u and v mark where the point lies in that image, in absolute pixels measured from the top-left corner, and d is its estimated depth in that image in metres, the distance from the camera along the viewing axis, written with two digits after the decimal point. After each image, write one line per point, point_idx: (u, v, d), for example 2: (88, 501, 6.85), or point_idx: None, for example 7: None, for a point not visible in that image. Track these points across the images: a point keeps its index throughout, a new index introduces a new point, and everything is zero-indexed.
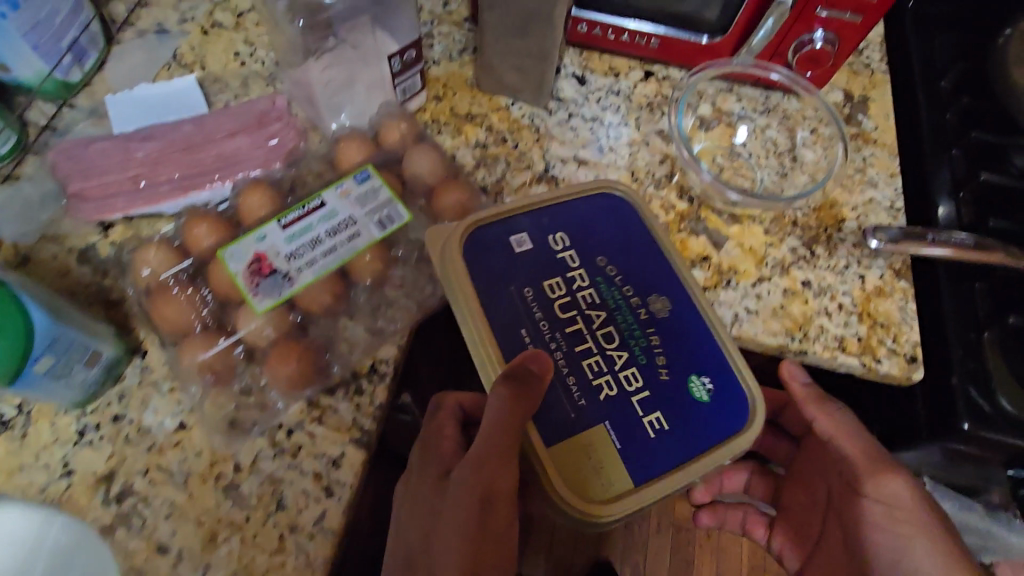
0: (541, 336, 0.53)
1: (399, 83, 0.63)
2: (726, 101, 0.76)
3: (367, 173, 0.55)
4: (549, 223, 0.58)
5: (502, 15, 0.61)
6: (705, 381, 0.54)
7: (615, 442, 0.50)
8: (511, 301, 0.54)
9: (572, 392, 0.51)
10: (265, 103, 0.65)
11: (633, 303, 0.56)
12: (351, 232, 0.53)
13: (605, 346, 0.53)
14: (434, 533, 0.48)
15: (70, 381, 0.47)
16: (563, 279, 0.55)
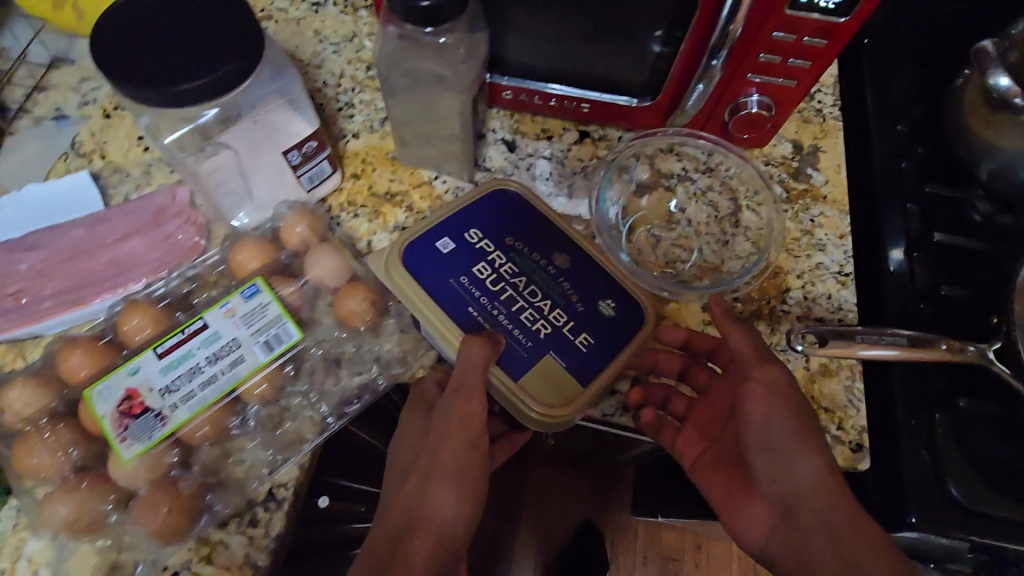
0: (484, 304, 0.55)
1: (303, 174, 0.60)
2: (666, 161, 0.73)
3: (255, 288, 0.51)
4: (462, 220, 0.58)
5: (404, 102, 0.58)
6: (607, 300, 0.56)
7: (561, 359, 0.53)
8: (451, 291, 0.55)
9: (516, 337, 0.54)
10: (165, 197, 0.62)
11: (542, 264, 0.57)
12: (233, 358, 0.50)
13: (526, 297, 0.55)
14: (426, 457, 0.52)
15: None
16: (487, 261, 0.56)
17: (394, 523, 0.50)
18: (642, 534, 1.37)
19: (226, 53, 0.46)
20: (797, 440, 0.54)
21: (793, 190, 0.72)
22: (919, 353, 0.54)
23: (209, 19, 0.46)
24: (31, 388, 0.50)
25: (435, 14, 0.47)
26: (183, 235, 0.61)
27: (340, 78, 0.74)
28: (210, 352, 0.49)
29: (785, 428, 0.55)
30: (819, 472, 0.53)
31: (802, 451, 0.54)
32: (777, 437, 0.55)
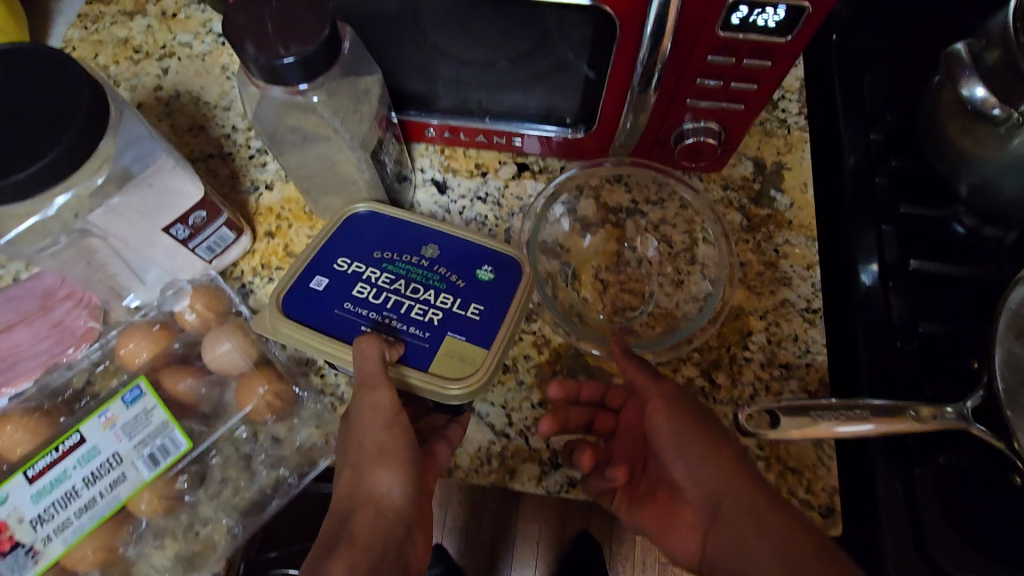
0: (376, 321, 0.48)
1: (198, 245, 0.53)
2: (613, 194, 0.66)
3: (137, 392, 0.46)
4: (327, 251, 0.52)
5: (300, 160, 0.51)
6: (485, 266, 0.52)
7: (460, 335, 0.48)
8: (342, 321, 0.49)
9: (410, 332, 0.48)
10: (54, 278, 0.56)
11: (408, 261, 0.52)
12: (113, 478, 0.44)
13: (408, 295, 0.50)
14: (354, 440, 0.45)
15: None
16: (364, 280, 0.50)
17: (338, 507, 0.43)
18: (641, 542, 1.29)
19: (52, 136, 0.38)
20: (705, 444, 0.50)
21: (755, 217, 0.66)
22: (897, 426, 0.49)
23: (30, 96, 0.39)
24: None
25: (298, 72, 0.40)
26: (75, 319, 0.55)
27: (251, 121, 0.68)
28: (88, 473, 0.44)
29: (694, 438, 0.50)
30: (728, 474, 0.48)
31: (710, 452, 0.49)
32: (687, 445, 0.50)
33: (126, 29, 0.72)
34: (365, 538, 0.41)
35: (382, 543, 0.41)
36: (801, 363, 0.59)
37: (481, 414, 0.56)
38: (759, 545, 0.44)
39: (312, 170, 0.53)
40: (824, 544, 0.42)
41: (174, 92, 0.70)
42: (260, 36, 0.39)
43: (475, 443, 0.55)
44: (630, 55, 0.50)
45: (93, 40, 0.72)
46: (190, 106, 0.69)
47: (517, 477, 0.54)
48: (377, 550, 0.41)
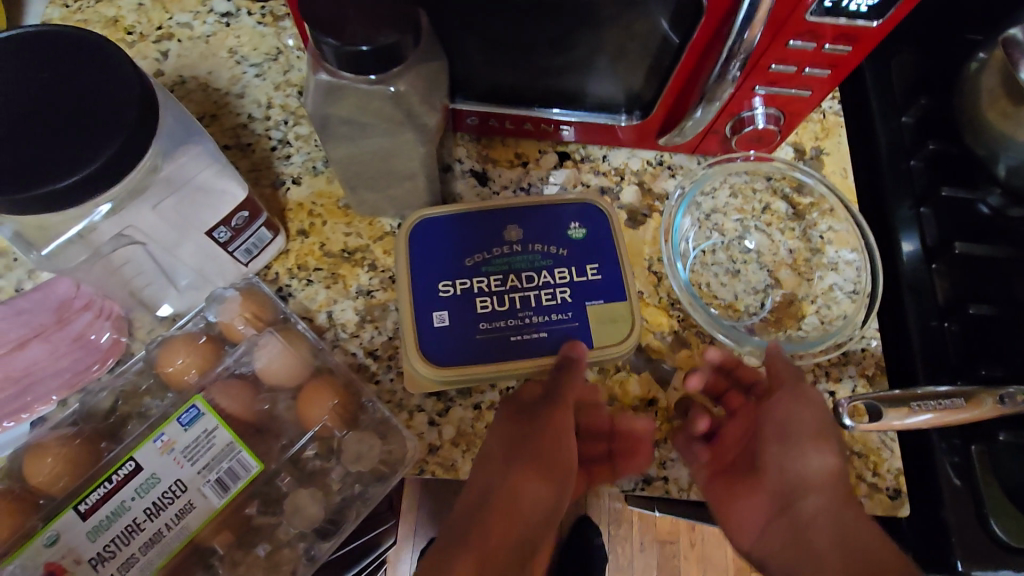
0: (519, 327, 0.50)
1: (238, 248, 0.49)
2: (658, 180, 0.64)
3: (195, 412, 0.43)
4: (424, 276, 0.51)
5: (350, 151, 0.47)
6: (573, 223, 0.54)
7: (596, 300, 0.51)
8: (489, 340, 0.50)
9: (554, 317, 0.51)
10: (68, 285, 0.50)
11: (501, 256, 0.52)
12: (178, 507, 0.41)
13: (526, 286, 0.51)
14: (505, 447, 0.49)
15: None
16: (478, 292, 0.51)
17: (475, 498, 0.48)
18: (637, 520, 1.34)
19: (97, 141, 0.35)
20: (810, 442, 0.51)
21: (799, 205, 0.64)
22: (965, 413, 0.50)
23: (81, 97, 0.36)
24: None
25: (371, 61, 0.37)
26: (97, 333, 0.50)
27: (269, 108, 0.62)
28: (149, 503, 0.41)
29: (810, 425, 0.52)
30: (834, 464, 0.50)
31: (814, 444, 0.51)
32: (798, 427, 0.52)
33: (115, 7, 0.65)
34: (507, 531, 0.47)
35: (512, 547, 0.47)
36: (857, 349, 0.59)
37: None
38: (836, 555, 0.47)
39: (363, 163, 0.49)
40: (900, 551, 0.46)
41: (178, 78, 0.63)
42: (335, 23, 0.37)
43: None
44: (713, 44, 0.49)
45: (76, 20, 0.65)
46: (198, 94, 0.62)
47: None
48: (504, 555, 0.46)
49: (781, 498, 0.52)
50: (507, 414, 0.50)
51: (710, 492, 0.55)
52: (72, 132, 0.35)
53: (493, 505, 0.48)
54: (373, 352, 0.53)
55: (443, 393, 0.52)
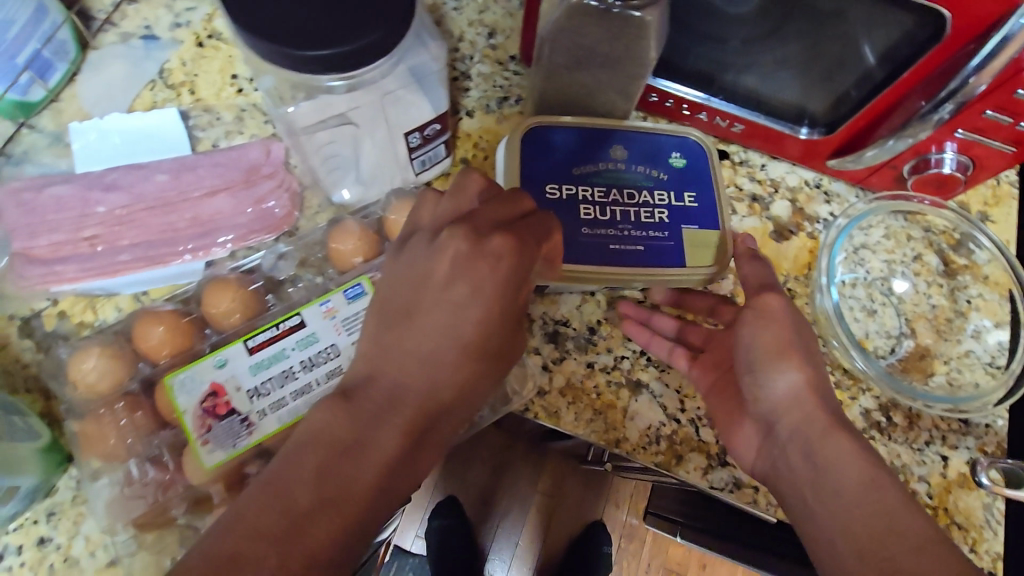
0: (619, 237, 0.50)
1: (417, 157, 0.52)
2: (812, 203, 0.64)
3: (361, 288, 0.45)
4: (534, 178, 0.50)
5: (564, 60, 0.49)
6: (673, 153, 0.53)
7: (692, 225, 0.51)
8: (591, 247, 0.49)
9: (637, 225, 0.50)
10: (259, 153, 0.55)
11: (604, 168, 0.52)
12: (332, 368, 0.44)
13: (627, 202, 0.51)
14: (402, 316, 0.36)
15: None
16: (583, 200, 0.50)
17: (346, 428, 0.34)
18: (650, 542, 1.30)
19: (365, 22, 0.38)
20: (774, 356, 0.47)
21: (952, 263, 0.62)
22: None
23: None
24: (99, 361, 0.43)
25: None
26: (275, 201, 0.54)
27: (460, 42, 0.65)
28: (306, 356, 0.43)
29: (764, 348, 0.47)
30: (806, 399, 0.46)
31: (783, 363, 0.47)
32: (751, 361, 0.48)
33: None
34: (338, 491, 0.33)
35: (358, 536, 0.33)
36: (981, 422, 0.56)
37: (653, 393, 0.54)
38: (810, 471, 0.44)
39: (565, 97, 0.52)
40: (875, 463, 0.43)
41: None
42: None
43: (646, 421, 0.53)
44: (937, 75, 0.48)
45: None
46: None
47: (684, 464, 0.52)
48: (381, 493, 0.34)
49: (765, 423, 0.48)
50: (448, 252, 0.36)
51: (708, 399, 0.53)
52: (346, 10, 0.38)
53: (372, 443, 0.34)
54: None
55: (562, 343, 0.55)
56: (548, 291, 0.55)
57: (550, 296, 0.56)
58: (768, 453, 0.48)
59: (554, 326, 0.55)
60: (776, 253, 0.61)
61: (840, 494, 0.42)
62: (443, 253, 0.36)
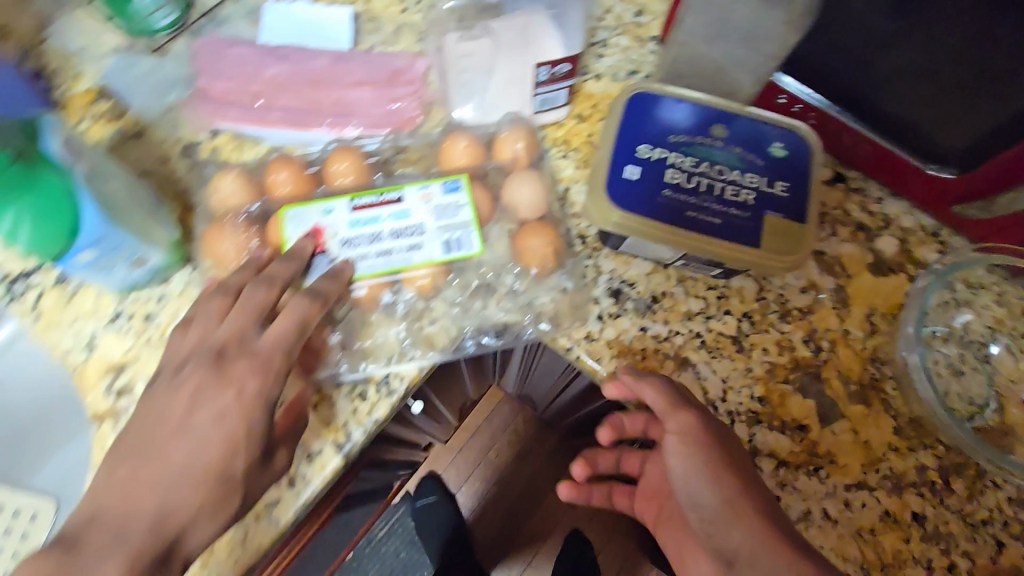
0: (698, 207, 0.48)
1: (540, 94, 0.56)
2: (923, 247, 0.60)
3: (458, 184, 0.51)
4: (629, 135, 0.50)
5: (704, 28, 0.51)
6: (777, 141, 0.51)
7: (778, 213, 0.48)
8: (670, 208, 0.48)
9: (722, 202, 0.48)
10: (405, 62, 0.61)
11: (700, 141, 0.50)
12: (413, 242, 0.50)
13: (716, 177, 0.49)
14: (127, 487, 0.38)
15: (112, 273, 0.47)
16: (672, 166, 0.49)
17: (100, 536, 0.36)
18: None
19: None
20: (716, 487, 0.47)
21: None
22: None
23: None
24: (235, 182, 0.51)
25: None
26: (408, 105, 0.60)
27: (607, 13, 0.68)
28: (396, 227, 0.50)
29: (695, 464, 0.48)
30: (743, 525, 0.44)
31: (700, 478, 0.47)
32: (699, 496, 0.48)
33: None
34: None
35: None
36: None
37: (698, 374, 0.54)
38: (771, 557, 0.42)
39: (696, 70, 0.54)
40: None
41: None
42: None
43: None
44: None
45: None
46: None
47: None
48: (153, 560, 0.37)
49: (717, 554, 0.46)
50: (187, 403, 0.41)
51: (659, 531, 0.54)
52: None
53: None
54: (583, 237, 0.57)
55: (622, 300, 0.56)
56: (624, 250, 0.56)
57: (625, 257, 0.57)
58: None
59: (620, 284, 0.56)
60: (869, 284, 0.58)
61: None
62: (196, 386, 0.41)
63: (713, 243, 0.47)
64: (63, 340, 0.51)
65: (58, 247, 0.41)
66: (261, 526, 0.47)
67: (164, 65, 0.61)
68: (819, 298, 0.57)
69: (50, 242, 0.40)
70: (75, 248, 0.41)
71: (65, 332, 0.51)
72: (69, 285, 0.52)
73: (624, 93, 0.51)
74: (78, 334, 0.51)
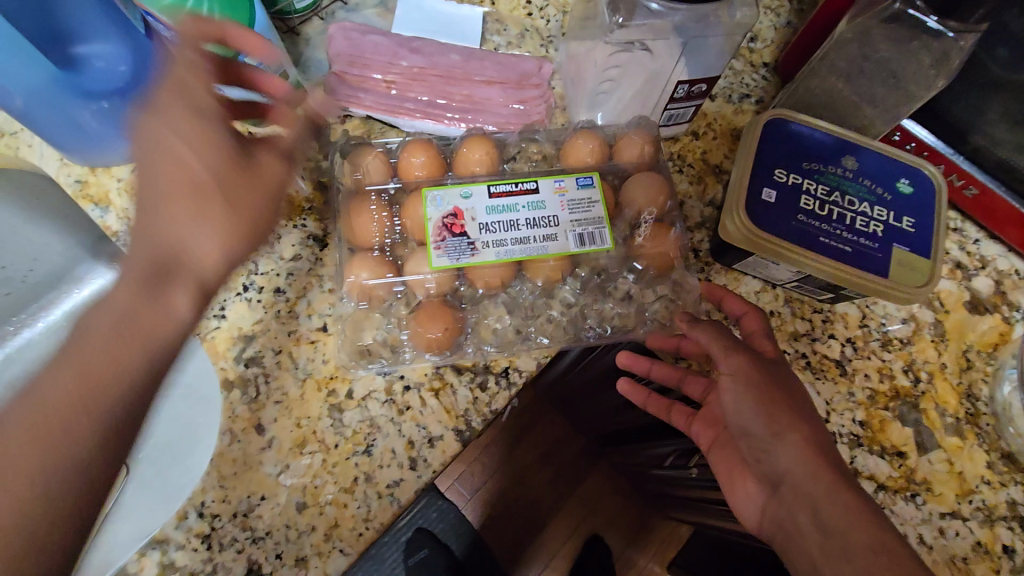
0: (830, 234, 0.50)
1: (670, 109, 0.58)
2: (1017, 291, 0.61)
3: (591, 181, 0.53)
4: (767, 160, 0.51)
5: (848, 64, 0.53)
6: (905, 178, 0.52)
7: (905, 246, 0.50)
8: (804, 233, 0.50)
9: (852, 232, 0.50)
10: (532, 66, 0.63)
11: (833, 172, 0.52)
12: (548, 233, 0.51)
13: (847, 207, 0.51)
14: (174, 185, 0.38)
15: (271, 80, 0.54)
16: (807, 193, 0.51)
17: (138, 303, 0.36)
18: None
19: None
20: (767, 421, 0.45)
21: None
22: None
23: None
24: (371, 163, 0.53)
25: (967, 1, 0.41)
26: (533, 107, 0.61)
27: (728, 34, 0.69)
28: (532, 216, 0.51)
29: (759, 412, 0.45)
30: (799, 457, 0.43)
31: (775, 426, 0.44)
32: (748, 428, 0.45)
33: None
34: (155, 295, 0.36)
35: (70, 443, 0.33)
36: None
37: None
38: (827, 504, 0.41)
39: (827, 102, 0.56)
40: (880, 524, 0.40)
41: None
42: None
43: None
44: None
45: None
46: None
47: None
48: (92, 373, 0.34)
49: (770, 481, 0.44)
50: (223, 154, 0.39)
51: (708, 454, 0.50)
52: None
53: (144, 309, 0.36)
54: (695, 250, 0.59)
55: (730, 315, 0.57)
56: (735, 268, 0.57)
57: (735, 273, 0.58)
58: (773, 514, 0.44)
59: None
60: (965, 323, 0.60)
61: (844, 544, 0.39)
62: (177, 114, 0.39)
63: (842, 270, 0.49)
64: None
65: (248, 20, 0.49)
66: (381, 504, 0.47)
67: (298, 47, 0.62)
68: (917, 331, 0.59)
69: (241, 13, 0.49)
70: (257, 26, 0.50)
71: None
72: None
73: (759, 121, 0.52)
74: (209, 300, 0.51)
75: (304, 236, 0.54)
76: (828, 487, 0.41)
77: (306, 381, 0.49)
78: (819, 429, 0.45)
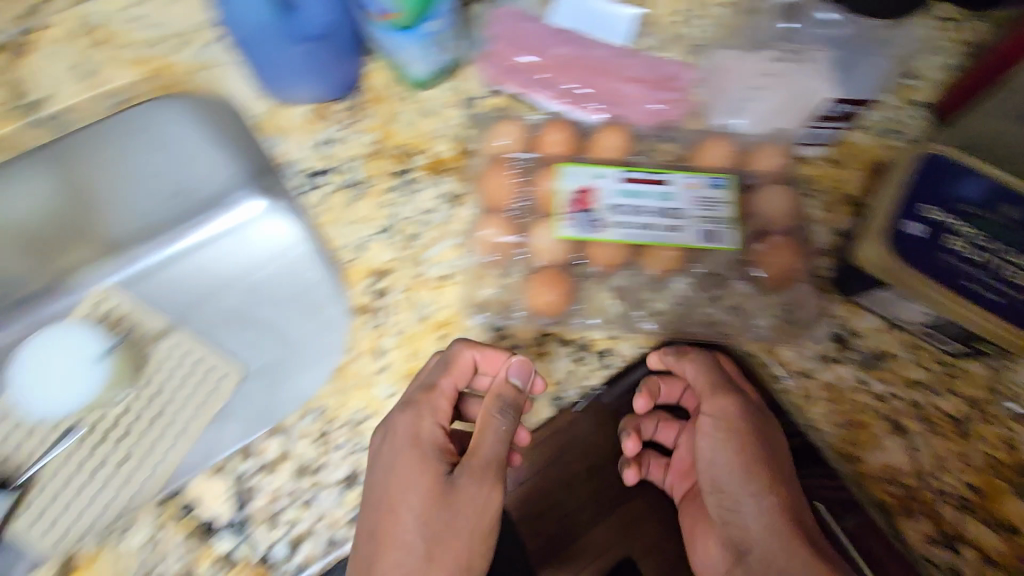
0: (974, 280, 0.47)
1: (812, 125, 0.59)
2: None
3: (723, 181, 0.54)
4: (914, 194, 0.49)
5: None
6: None
7: None
8: (943, 274, 0.47)
9: (1002, 283, 0.46)
10: (677, 70, 0.64)
11: (992, 216, 0.48)
12: (672, 224, 0.53)
13: (1003, 255, 0.47)
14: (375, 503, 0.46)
15: (432, 55, 0.59)
16: (954, 233, 0.48)
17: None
18: None
19: None
20: (743, 481, 0.54)
21: None
22: None
23: None
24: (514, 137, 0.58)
25: None
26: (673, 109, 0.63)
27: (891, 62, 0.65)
28: (659, 206, 0.53)
29: (730, 461, 0.55)
30: (765, 518, 0.52)
31: (746, 490, 0.54)
32: (720, 478, 0.56)
33: None
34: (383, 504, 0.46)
35: None
36: None
37: (914, 444, 0.52)
38: (788, 564, 0.48)
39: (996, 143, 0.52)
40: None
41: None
42: None
43: (892, 459, 0.51)
44: None
45: None
46: None
47: (910, 521, 0.50)
48: None
49: (733, 546, 0.54)
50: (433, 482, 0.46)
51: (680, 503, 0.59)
52: None
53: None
54: (816, 276, 0.56)
55: (843, 347, 0.55)
56: (856, 300, 0.55)
57: (854, 306, 0.56)
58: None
59: (845, 331, 0.55)
60: None
61: None
62: (402, 447, 0.47)
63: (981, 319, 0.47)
64: (341, 236, 0.57)
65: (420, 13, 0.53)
66: None
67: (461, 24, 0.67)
68: None
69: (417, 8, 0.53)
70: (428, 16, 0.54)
71: (344, 231, 0.57)
72: (356, 191, 0.59)
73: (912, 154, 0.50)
74: (354, 234, 0.57)
75: (442, 193, 0.59)
76: (793, 560, 0.48)
77: (424, 321, 0.54)
78: (790, 478, 0.53)
